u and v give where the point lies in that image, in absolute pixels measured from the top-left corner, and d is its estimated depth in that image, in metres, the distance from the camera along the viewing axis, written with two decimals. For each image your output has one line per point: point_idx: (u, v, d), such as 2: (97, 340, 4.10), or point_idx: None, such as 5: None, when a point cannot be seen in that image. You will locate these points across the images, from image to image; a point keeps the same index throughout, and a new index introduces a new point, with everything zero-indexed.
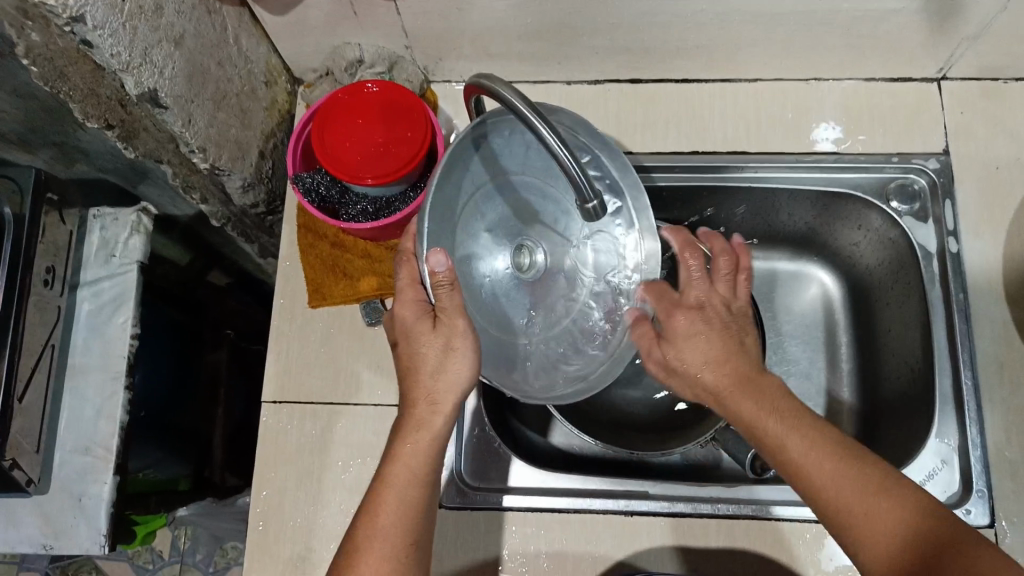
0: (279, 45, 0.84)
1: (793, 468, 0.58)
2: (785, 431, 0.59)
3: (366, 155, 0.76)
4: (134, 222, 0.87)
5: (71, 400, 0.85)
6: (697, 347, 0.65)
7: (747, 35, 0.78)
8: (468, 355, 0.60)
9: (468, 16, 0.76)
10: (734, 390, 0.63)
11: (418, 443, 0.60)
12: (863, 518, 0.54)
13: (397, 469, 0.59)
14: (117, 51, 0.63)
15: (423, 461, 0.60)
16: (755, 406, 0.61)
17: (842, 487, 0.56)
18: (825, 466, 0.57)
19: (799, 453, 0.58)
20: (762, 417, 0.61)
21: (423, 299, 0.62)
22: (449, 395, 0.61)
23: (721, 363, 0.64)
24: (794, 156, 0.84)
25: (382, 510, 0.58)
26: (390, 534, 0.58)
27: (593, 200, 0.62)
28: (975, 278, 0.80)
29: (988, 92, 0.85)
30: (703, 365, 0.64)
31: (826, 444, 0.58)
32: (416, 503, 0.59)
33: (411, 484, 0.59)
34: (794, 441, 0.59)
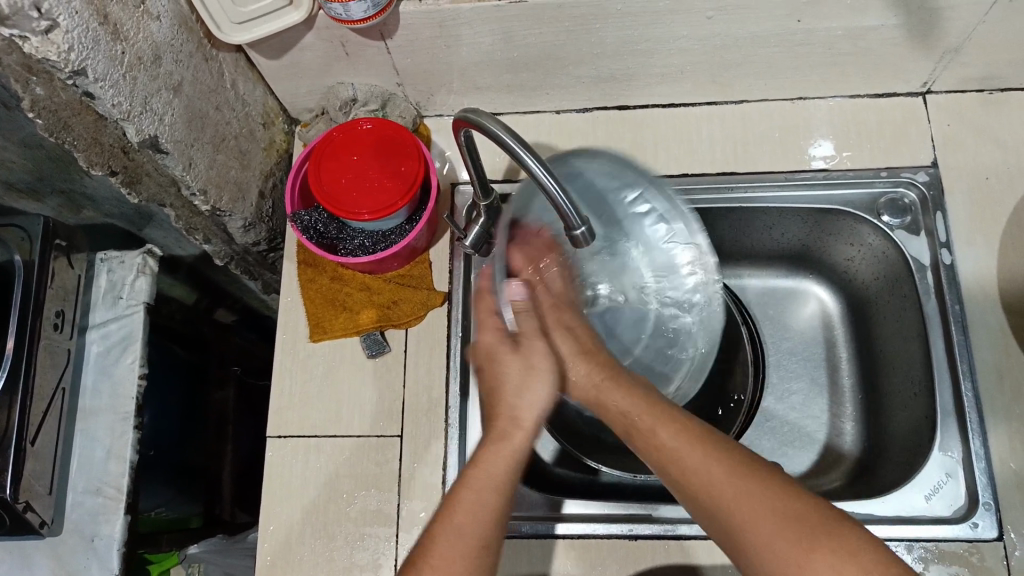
0: (276, 87, 0.87)
1: (683, 469, 0.55)
2: (670, 441, 0.57)
3: (361, 192, 0.78)
4: (141, 264, 0.89)
5: (81, 442, 0.87)
6: (562, 345, 0.63)
7: (731, 58, 0.79)
8: (541, 383, 0.60)
9: (456, 53, 0.79)
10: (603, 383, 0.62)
11: (498, 453, 0.58)
12: (756, 513, 0.51)
13: (477, 475, 0.57)
14: (119, 101, 0.65)
15: (510, 470, 0.58)
16: (627, 400, 0.60)
17: (731, 498, 0.53)
18: (737, 507, 0.52)
19: (682, 450, 0.56)
20: (639, 413, 0.59)
21: (502, 325, 0.63)
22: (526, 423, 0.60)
23: (586, 358, 0.63)
24: (783, 173, 0.85)
25: (458, 509, 0.56)
26: (466, 535, 0.54)
27: (581, 227, 0.61)
28: (971, 287, 0.80)
29: (974, 104, 0.86)
30: (570, 359, 0.63)
31: (733, 477, 0.54)
32: (492, 510, 0.56)
33: (493, 489, 0.57)
34: (681, 449, 0.56)
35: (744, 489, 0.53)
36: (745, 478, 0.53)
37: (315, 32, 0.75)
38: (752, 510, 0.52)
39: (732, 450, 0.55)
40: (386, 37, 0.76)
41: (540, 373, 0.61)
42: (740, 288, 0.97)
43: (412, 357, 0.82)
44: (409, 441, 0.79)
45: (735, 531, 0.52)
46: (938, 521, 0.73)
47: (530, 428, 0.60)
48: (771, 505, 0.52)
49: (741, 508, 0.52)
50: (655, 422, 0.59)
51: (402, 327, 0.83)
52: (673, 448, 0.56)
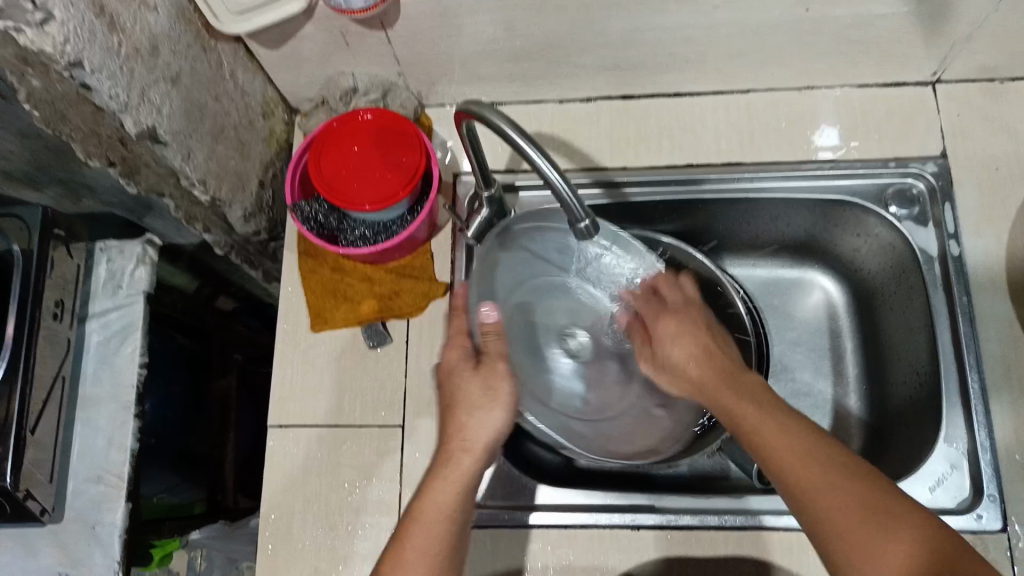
0: (275, 76, 0.86)
1: (776, 458, 0.57)
2: (770, 433, 0.58)
3: (361, 183, 0.77)
4: (140, 254, 0.89)
5: (83, 432, 0.87)
6: (675, 348, 0.67)
7: (736, 48, 0.78)
8: (497, 410, 0.64)
9: (458, 42, 0.78)
10: (714, 382, 0.64)
11: (446, 481, 0.61)
12: (842, 515, 0.54)
13: (426, 507, 0.60)
14: (116, 93, 0.65)
15: (458, 489, 0.61)
16: (737, 399, 0.62)
17: (822, 497, 0.55)
18: (839, 508, 0.54)
19: (783, 443, 0.58)
20: (745, 406, 0.61)
21: (468, 343, 0.67)
22: (480, 446, 0.63)
23: (704, 359, 0.65)
24: (789, 164, 0.84)
25: (408, 545, 0.58)
26: (416, 569, 0.57)
27: (586, 220, 0.63)
28: (978, 277, 0.79)
29: (985, 93, 0.84)
30: (683, 361, 0.66)
31: (842, 479, 0.55)
32: (442, 541, 0.59)
33: (440, 519, 0.59)
34: (779, 442, 0.58)
35: (849, 491, 0.54)
36: (850, 479, 0.55)
37: (314, 21, 0.75)
38: (842, 511, 0.54)
39: (828, 452, 0.57)
40: (386, 26, 0.75)
41: (498, 398, 0.64)
42: (743, 278, 0.97)
43: (413, 347, 0.81)
44: (409, 432, 0.79)
45: (837, 533, 0.54)
46: (942, 512, 0.73)
47: (480, 452, 0.63)
48: (860, 510, 0.54)
49: (850, 513, 0.54)
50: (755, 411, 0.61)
51: (404, 318, 0.82)
52: (777, 445, 0.57)
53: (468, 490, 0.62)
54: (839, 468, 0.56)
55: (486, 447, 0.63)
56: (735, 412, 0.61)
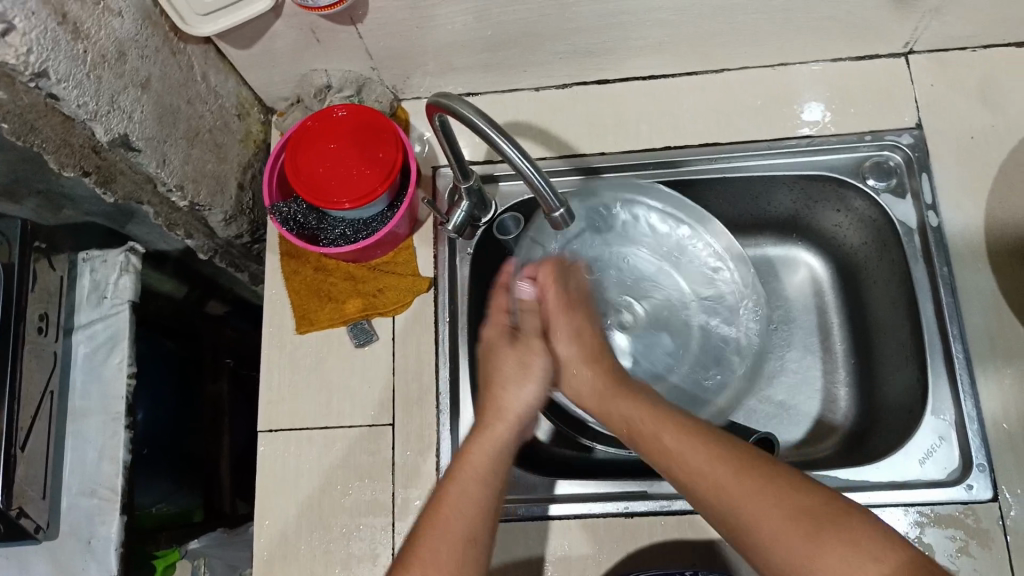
0: (248, 77, 0.85)
1: (691, 477, 0.55)
2: (679, 457, 0.56)
3: (339, 182, 0.77)
4: (123, 263, 0.88)
5: (73, 445, 0.87)
6: (578, 335, 0.69)
7: (708, 27, 0.78)
8: (530, 384, 0.65)
9: (429, 34, 0.77)
10: (606, 392, 0.65)
11: (484, 443, 0.61)
12: (768, 513, 0.51)
13: (462, 467, 0.60)
14: (84, 102, 0.64)
15: (491, 472, 0.60)
16: (647, 414, 0.61)
17: (742, 502, 0.52)
18: (754, 503, 0.52)
19: (693, 461, 0.55)
20: (655, 424, 0.60)
21: (506, 323, 0.69)
22: (512, 425, 0.63)
23: (594, 367, 0.67)
24: (768, 142, 0.84)
25: (445, 501, 0.57)
26: (453, 525, 0.55)
27: (560, 209, 0.64)
28: (959, 246, 0.80)
29: (957, 63, 0.85)
30: (574, 363, 0.68)
31: (742, 476, 0.53)
32: (478, 501, 0.57)
33: (477, 478, 0.58)
34: (690, 459, 0.56)
35: (756, 482, 0.53)
36: (757, 471, 0.53)
37: (283, 19, 0.74)
38: (763, 509, 0.51)
39: (736, 450, 0.55)
40: (356, 21, 0.75)
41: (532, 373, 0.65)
42: None
43: (400, 344, 0.81)
44: (401, 428, 0.78)
45: (754, 534, 0.51)
46: (933, 484, 0.73)
47: (512, 433, 0.63)
48: (786, 506, 0.51)
49: (757, 505, 0.51)
50: (655, 425, 0.60)
51: (388, 315, 0.82)
52: (685, 466, 0.56)
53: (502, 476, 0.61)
54: (740, 463, 0.54)
55: (516, 430, 0.63)
56: (636, 427, 0.61)
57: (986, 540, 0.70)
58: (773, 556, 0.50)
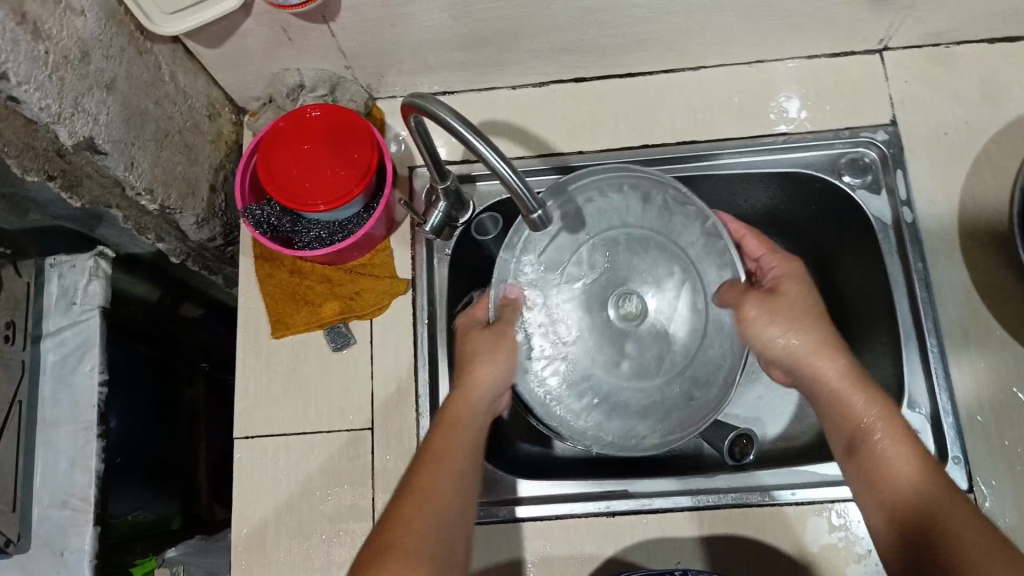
0: (219, 76, 0.83)
1: (882, 457, 0.61)
2: (888, 436, 0.62)
3: (314, 184, 0.76)
4: (92, 267, 0.86)
5: (44, 455, 0.85)
6: (803, 327, 0.68)
7: (684, 25, 0.78)
8: (502, 365, 0.71)
9: (403, 33, 0.76)
10: (849, 383, 0.65)
11: (464, 396, 0.68)
12: (955, 520, 0.55)
13: (445, 417, 0.67)
14: (46, 104, 0.62)
15: (468, 423, 0.67)
16: (874, 406, 0.63)
17: (932, 495, 0.58)
18: (917, 472, 0.59)
19: (892, 444, 0.61)
20: (886, 416, 0.62)
21: (482, 317, 0.76)
22: (488, 398, 0.70)
23: (831, 357, 0.66)
24: (745, 139, 0.84)
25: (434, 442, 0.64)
26: (444, 462, 0.62)
27: (537, 212, 0.62)
28: (934, 242, 0.80)
29: (930, 59, 0.85)
30: (829, 360, 0.66)
31: (925, 472, 0.59)
32: (466, 445, 0.64)
33: (459, 424, 0.66)
34: (889, 444, 0.61)
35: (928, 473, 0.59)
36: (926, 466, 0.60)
37: (253, 18, 0.73)
38: (946, 511, 0.56)
39: (932, 464, 0.60)
40: (329, 20, 0.74)
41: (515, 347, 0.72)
42: None
43: (378, 347, 0.80)
44: (380, 433, 0.78)
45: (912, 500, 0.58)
46: None
47: (489, 400, 0.70)
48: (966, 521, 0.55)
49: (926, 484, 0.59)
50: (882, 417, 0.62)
51: (366, 318, 0.81)
52: (898, 449, 0.61)
53: (480, 431, 0.67)
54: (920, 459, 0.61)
55: (491, 397, 0.70)
56: (834, 389, 0.65)
57: None
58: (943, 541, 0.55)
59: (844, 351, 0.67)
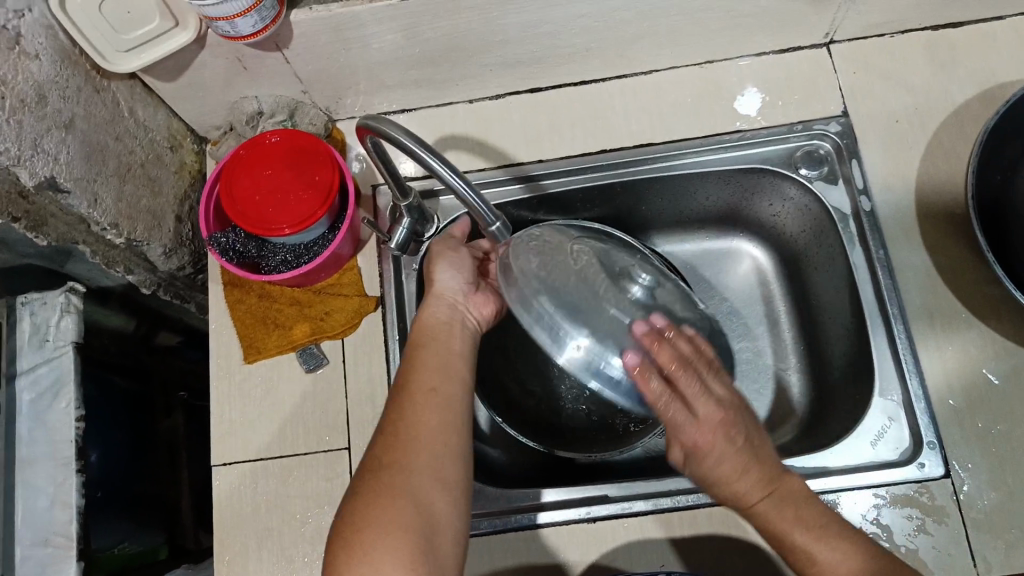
0: (179, 108, 0.84)
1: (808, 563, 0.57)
2: (806, 542, 0.57)
3: (276, 208, 0.76)
4: (64, 303, 0.86)
5: (24, 494, 0.84)
6: (722, 467, 0.56)
7: (633, 31, 0.79)
8: (446, 270, 0.71)
9: (357, 55, 0.77)
10: (760, 501, 0.58)
11: (429, 314, 0.68)
12: None
13: (416, 340, 0.66)
14: (6, 147, 0.63)
15: (438, 338, 0.66)
16: (783, 518, 0.58)
17: None
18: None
19: (814, 549, 0.57)
20: (795, 530, 0.58)
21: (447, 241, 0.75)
22: (446, 305, 0.69)
23: (752, 474, 0.57)
24: (701, 139, 0.85)
25: (407, 369, 0.63)
26: (417, 385, 0.61)
27: (495, 223, 0.62)
28: (893, 229, 0.82)
29: (876, 49, 0.87)
30: (734, 479, 0.57)
31: (847, 550, 0.57)
32: (440, 361, 0.64)
33: (428, 344, 0.65)
34: (809, 553, 0.57)
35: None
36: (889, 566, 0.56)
37: (208, 50, 0.74)
38: None
39: (852, 544, 0.57)
40: (283, 47, 0.75)
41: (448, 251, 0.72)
42: (674, 255, 0.98)
43: (351, 366, 0.81)
44: (357, 451, 0.78)
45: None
46: (887, 465, 0.74)
47: (450, 308, 0.69)
48: None
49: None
50: (789, 520, 0.58)
51: (338, 338, 0.81)
52: (819, 552, 0.57)
53: (454, 340, 0.66)
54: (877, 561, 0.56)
55: (455, 304, 0.69)
56: (753, 508, 0.58)
57: (941, 517, 0.72)
58: None
59: (762, 463, 0.57)
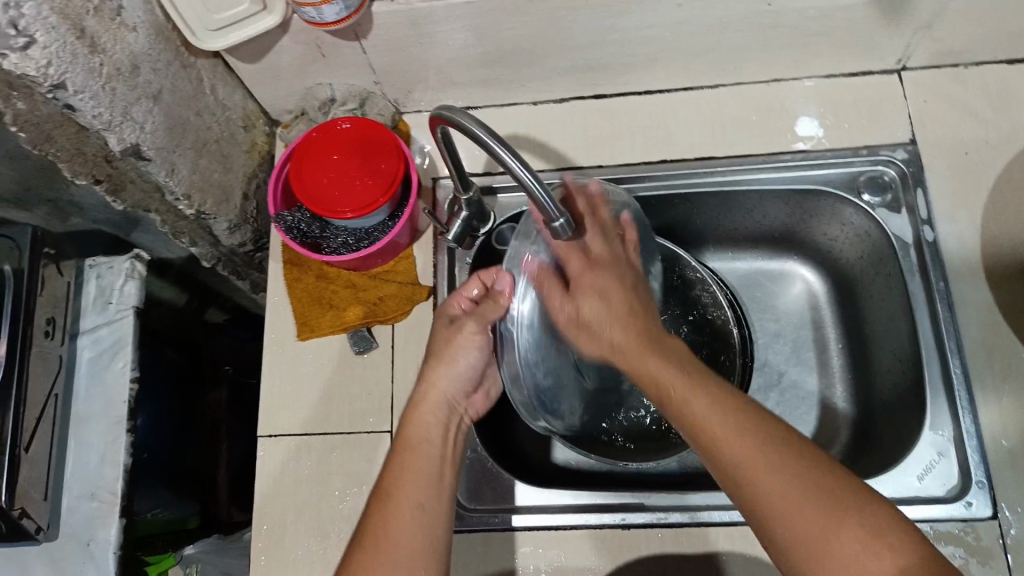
0: (255, 90, 0.87)
1: (696, 428, 0.55)
2: (701, 411, 0.55)
3: (341, 191, 0.78)
4: (129, 268, 0.90)
5: (76, 449, 0.88)
6: (598, 316, 0.64)
7: (703, 44, 0.80)
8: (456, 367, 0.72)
9: (430, 50, 0.79)
10: (638, 350, 0.60)
11: (420, 419, 0.68)
12: (772, 478, 0.51)
13: (401, 443, 0.67)
14: (99, 112, 0.67)
15: (425, 446, 0.66)
16: (670, 375, 0.57)
17: (762, 475, 0.52)
18: (782, 479, 0.51)
19: (704, 412, 0.55)
20: (686, 392, 0.56)
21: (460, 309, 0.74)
22: (441, 410, 0.70)
23: (632, 330, 0.61)
24: (763, 156, 0.85)
25: (388, 473, 0.63)
26: (399, 493, 0.61)
27: (559, 218, 0.63)
28: (955, 263, 0.80)
29: (948, 79, 0.86)
30: (614, 330, 0.62)
31: (739, 420, 0.54)
32: (424, 467, 0.64)
33: (413, 450, 0.65)
34: (702, 421, 0.55)
35: (799, 476, 0.51)
36: (805, 467, 0.52)
37: (290, 35, 0.76)
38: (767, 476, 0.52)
39: (746, 414, 0.55)
40: (361, 37, 0.77)
41: (470, 344, 0.72)
42: (725, 272, 0.98)
43: (400, 352, 0.82)
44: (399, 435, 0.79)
45: (773, 509, 0.51)
46: (932, 501, 0.72)
47: (445, 411, 0.70)
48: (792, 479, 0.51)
49: (796, 493, 0.50)
50: (687, 389, 0.56)
51: (388, 323, 0.83)
52: (711, 423, 0.55)
53: (442, 449, 0.67)
54: (794, 460, 0.52)
55: (447, 409, 0.70)
56: (639, 370, 0.60)
57: (987, 558, 0.70)
58: (782, 530, 0.50)
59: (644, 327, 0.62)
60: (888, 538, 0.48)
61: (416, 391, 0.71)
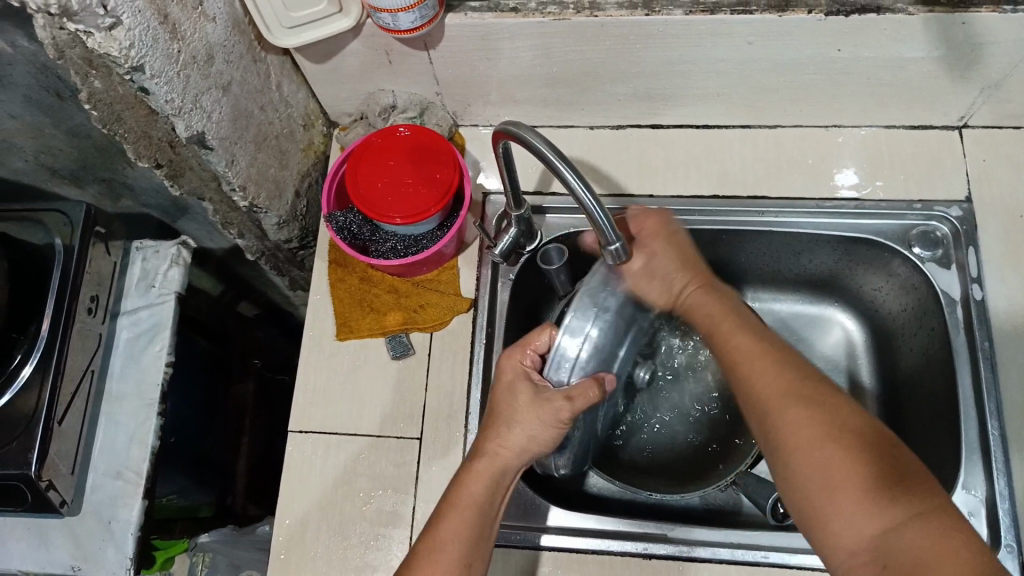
0: (318, 90, 0.89)
1: (741, 364, 0.63)
2: (747, 350, 0.63)
3: (394, 196, 0.79)
4: (174, 254, 0.91)
5: (106, 426, 0.88)
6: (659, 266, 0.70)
7: (766, 84, 0.80)
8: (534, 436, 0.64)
9: (496, 65, 0.80)
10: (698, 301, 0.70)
11: (483, 472, 0.64)
12: (798, 416, 0.57)
13: (460, 495, 0.63)
14: (172, 98, 0.67)
15: (484, 507, 0.63)
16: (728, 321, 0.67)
17: (790, 407, 0.58)
18: (801, 418, 0.57)
19: (752, 352, 0.63)
20: (738, 337, 0.65)
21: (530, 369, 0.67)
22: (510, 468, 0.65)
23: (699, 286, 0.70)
24: (815, 200, 0.85)
25: (442, 526, 0.61)
26: (448, 552, 0.59)
27: (616, 243, 0.63)
28: (1001, 324, 0.79)
29: (1010, 140, 0.86)
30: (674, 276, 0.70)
31: (781, 363, 0.61)
32: (475, 529, 0.61)
33: (471, 507, 0.62)
34: (749, 355, 0.63)
35: (823, 421, 0.56)
36: (832, 416, 0.56)
37: (361, 39, 0.77)
38: (793, 408, 0.57)
39: (791, 363, 0.61)
40: (430, 47, 0.78)
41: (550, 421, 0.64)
42: (764, 312, 0.97)
43: (436, 361, 0.82)
44: (428, 444, 0.79)
45: (791, 439, 0.56)
46: None
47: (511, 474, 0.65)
48: (816, 417, 0.56)
49: (814, 431, 0.56)
50: (736, 334, 0.65)
51: (427, 331, 0.83)
52: (755, 364, 0.62)
53: (493, 517, 0.63)
54: (825, 408, 0.57)
55: (515, 468, 0.66)
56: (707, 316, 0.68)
57: None
58: (796, 460, 0.56)
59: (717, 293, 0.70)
60: (884, 492, 0.52)
61: (480, 447, 0.66)
